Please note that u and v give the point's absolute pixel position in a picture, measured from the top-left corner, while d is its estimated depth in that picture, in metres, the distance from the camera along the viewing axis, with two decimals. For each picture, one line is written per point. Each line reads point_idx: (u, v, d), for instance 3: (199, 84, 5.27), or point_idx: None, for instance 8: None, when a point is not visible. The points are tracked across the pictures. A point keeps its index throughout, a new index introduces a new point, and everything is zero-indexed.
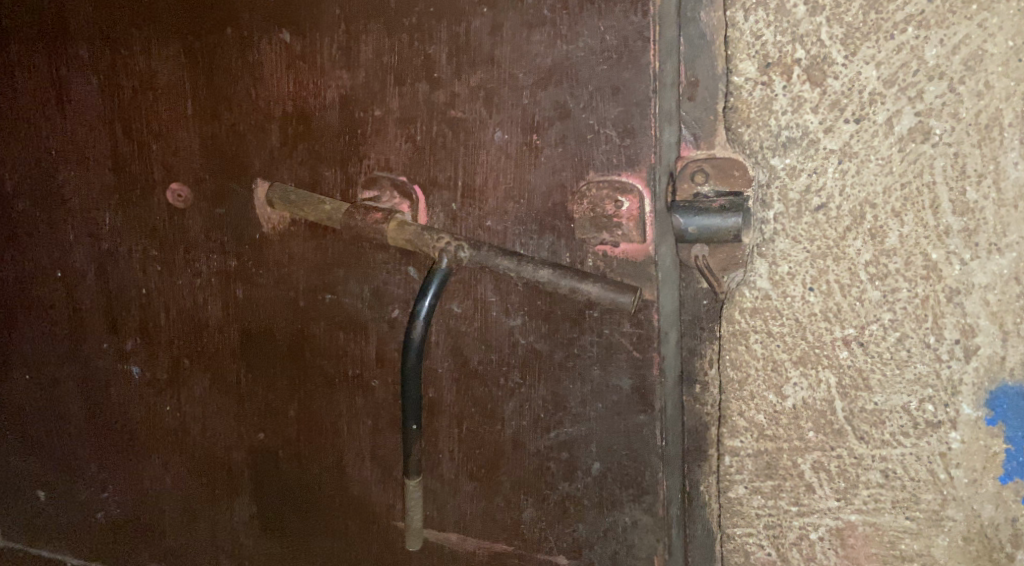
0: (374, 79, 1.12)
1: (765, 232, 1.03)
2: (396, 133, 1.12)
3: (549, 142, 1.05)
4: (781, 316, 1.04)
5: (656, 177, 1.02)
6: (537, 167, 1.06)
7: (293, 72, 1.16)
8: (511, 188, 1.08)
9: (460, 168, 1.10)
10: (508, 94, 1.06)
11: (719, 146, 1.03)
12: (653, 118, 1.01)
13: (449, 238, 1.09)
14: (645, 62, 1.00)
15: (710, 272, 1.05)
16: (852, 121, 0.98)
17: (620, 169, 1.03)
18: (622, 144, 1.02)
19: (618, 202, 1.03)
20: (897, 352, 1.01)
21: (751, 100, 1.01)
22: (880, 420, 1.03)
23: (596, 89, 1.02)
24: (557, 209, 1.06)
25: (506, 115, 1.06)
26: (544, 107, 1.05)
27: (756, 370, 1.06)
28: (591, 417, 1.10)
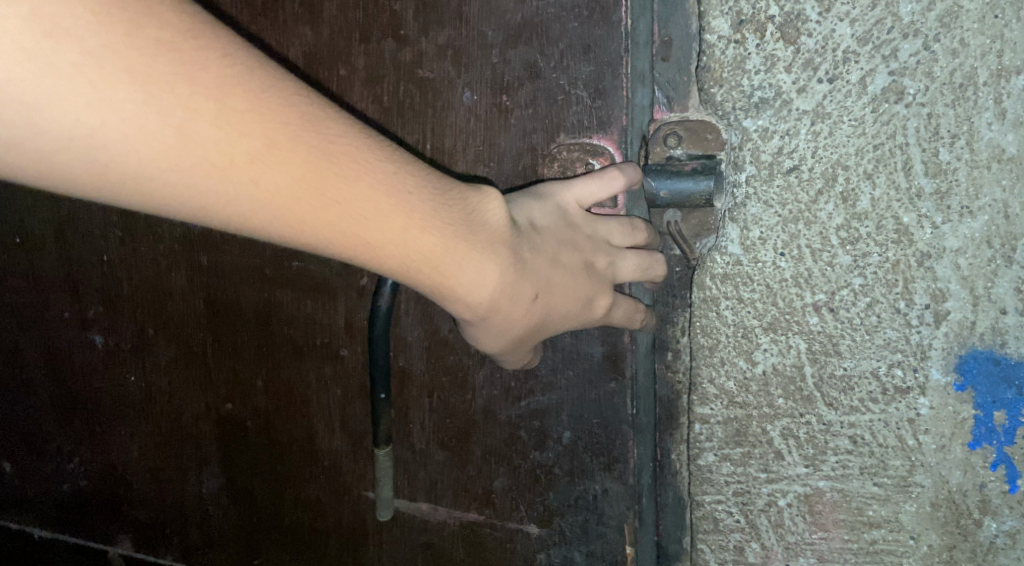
0: (339, 36, 1.08)
1: (736, 196, 1.00)
2: (361, 93, 1.08)
3: (519, 103, 1.02)
4: (751, 282, 1.02)
5: (629, 140, 1.00)
6: (507, 129, 1.04)
7: (253, 29, 1.11)
8: (480, 151, 1.05)
9: (428, 129, 1.06)
10: (477, 52, 1.03)
11: (693, 108, 1.01)
12: (627, 79, 0.98)
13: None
14: (617, 20, 0.97)
15: (682, 239, 1.03)
16: (826, 81, 0.95)
17: (593, 132, 1.00)
18: (593, 105, 1.00)
19: (590, 164, 1.01)
20: (866, 318, 0.99)
21: (723, 60, 0.98)
22: (849, 386, 1.01)
23: (566, 47, 0.99)
24: (528, 172, 1.04)
25: (474, 74, 1.03)
26: (514, 67, 1.02)
27: (727, 337, 1.04)
28: (561, 385, 1.09)
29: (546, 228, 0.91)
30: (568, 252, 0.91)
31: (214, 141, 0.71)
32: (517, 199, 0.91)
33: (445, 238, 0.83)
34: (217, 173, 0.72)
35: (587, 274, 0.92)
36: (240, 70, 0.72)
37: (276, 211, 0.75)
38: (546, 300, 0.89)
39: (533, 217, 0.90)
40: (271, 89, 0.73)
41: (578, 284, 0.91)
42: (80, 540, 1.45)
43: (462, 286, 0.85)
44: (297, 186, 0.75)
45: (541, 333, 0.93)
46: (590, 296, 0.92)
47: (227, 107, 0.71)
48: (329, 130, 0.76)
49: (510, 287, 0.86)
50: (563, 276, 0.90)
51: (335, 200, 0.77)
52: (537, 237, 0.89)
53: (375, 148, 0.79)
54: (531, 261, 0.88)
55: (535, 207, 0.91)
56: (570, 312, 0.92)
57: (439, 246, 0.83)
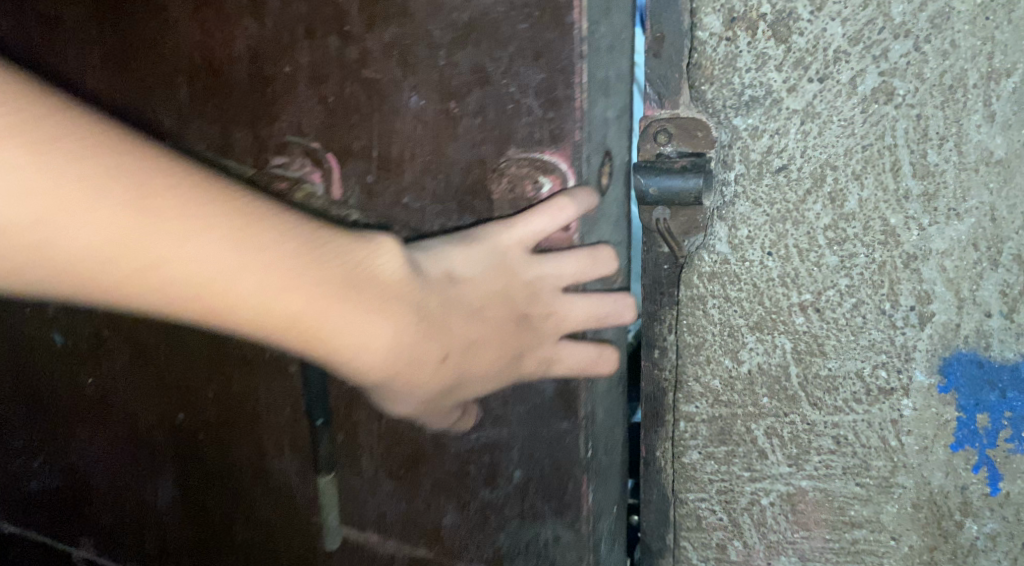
0: (282, 30, 1.00)
1: (726, 194, 1.00)
2: (306, 92, 1.01)
3: (467, 110, 0.95)
4: (738, 280, 1.02)
5: (583, 157, 0.94)
6: (456, 139, 0.97)
7: (199, 21, 1.03)
8: (428, 162, 0.98)
9: (377, 133, 0.99)
10: (423, 53, 0.95)
11: (684, 105, 0.99)
12: (581, 91, 0.91)
13: (357, 213, 1.03)
14: (570, 22, 0.89)
15: (671, 236, 1.02)
16: (816, 80, 0.94)
17: (545, 147, 0.94)
18: (546, 117, 0.93)
19: (539, 182, 0.95)
20: (851, 319, 0.99)
21: (714, 57, 0.96)
22: (833, 387, 1.02)
23: (517, 50, 0.91)
24: (476, 187, 0.97)
25: (422, 77, 0.96)
26: (462, 71, 0.94)
27: (713, 335, 1.05)
28: (512, 421, 1.04)
29: (466, 279, 0.91)
30: (493, 308, 0.93)
31: (13, 208, 0.74)
32: (448, 245, 0.92)
33: (313, 296, 0.84)
34: (26, 241, 0.75)
35: (514, 325, 0.94)
36: (29, 129, 0.75)
37: (124, 272, 0.78)
38: (454, 356, 0.92)
39: (454, 267, 0.91)
40: (67, 147, 0.76)
41: (501, 335, 0.94)
42: (49, 538, 1.46)
43: (336, 341, 0.86)
44: (112, 248, 0.77)
45: (463, 389, 0.96)
46: (513, 351, 0.95)
47: (19, 171, 0.74)
48: (142, 183, 0.78)
49: (396, 340, 0.88)
50: (483, 330, 0.93)
51: (160, 260, 0.79)
52: (450, 290, 0.91)
53: (232, 209, 0.81)
54: (428, 316, 0.89)
55: (462, 255, 0.91)
56: (488, 368, 0.95)
57: (295, 302, 0.83)
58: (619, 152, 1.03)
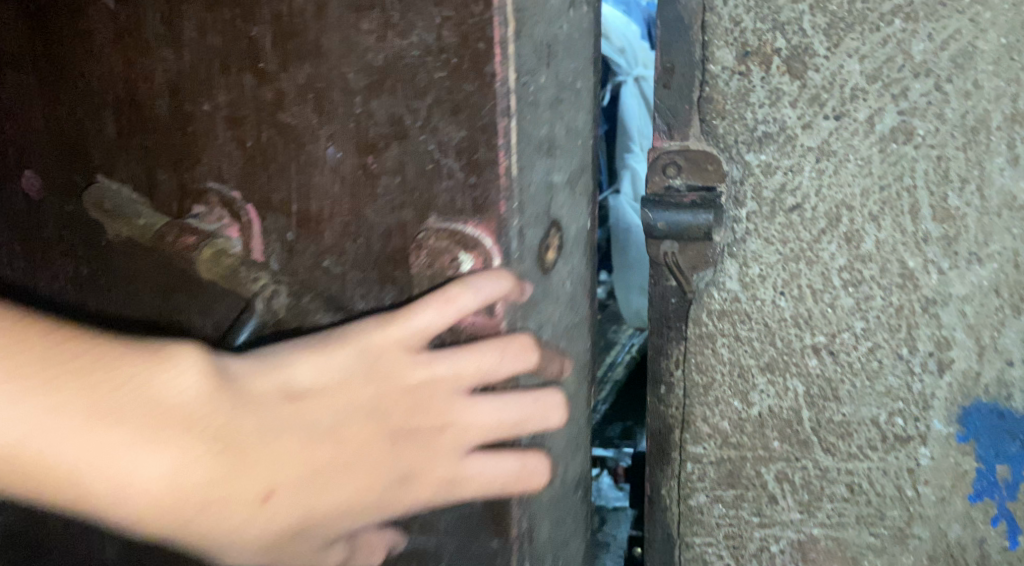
0: (201, 62, 0.80)
1: (736, 231, 0.96)
2: (226, 135, 0.81)
3: (386, 168, 0.75)
4: (749, 320, 0.98)
5: (511, 233, 0.74)
6: (375, 199, 0.76)
7: (121, 50, 0.83)
8: (347, 223, 0.78)
9: (295, 185, 0.79)
10: (338, 98, 0.75)
11: (694, 137, 0.95)
12: (511, 152, 0.72)
13: (267, 278, 0.82)
14: (491, 72, 0.71)
15: (679, 270, 0.97)
16: (832, 118, 0.90)
17: (466, 220, 0.74)
18: (469, 183, 0.73)
19: (459, 259, 0.75)
20: (867, 363, 0.95)
21: (727, 91, 0.93)
22: (848, 433, 0.98)
23: (435, 103, 0.73)
24: (397, 257, 0.77)
25: (337, 124, 0.76)
26: (378, 121, 0.74)
27: (723, 376, 1.01)
28: (438, 528, 0.82)
29: (316, 390, 0.72)
30: (348, 424, 0.72)
31: None
32: (298, 349, 0.73)
33: (81, 410, 0.66)
34: None
35: (390, 442, 0.73)
36: None
37: None
38: (284, 495, 0.70)
39: (296, 373, 0.72)
40: None
41: (363, 460, 0.72)
42: None
43: (111, 492, 0.66)
44: None
45: (316, 539, 0.72)
46: (386, 477, 0.73)
47: None
48: None
49: (193, 484, 0.67)
50: (331, 453, 0.71)
51: None
52: (284, 407, 0.71)
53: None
54: (252, 448, 0.69)
55: (311, 359, 0.72)
56: (343, 505, 0.72)
57: (46, 442, 0.65)
58: (576, 216, 0.86)
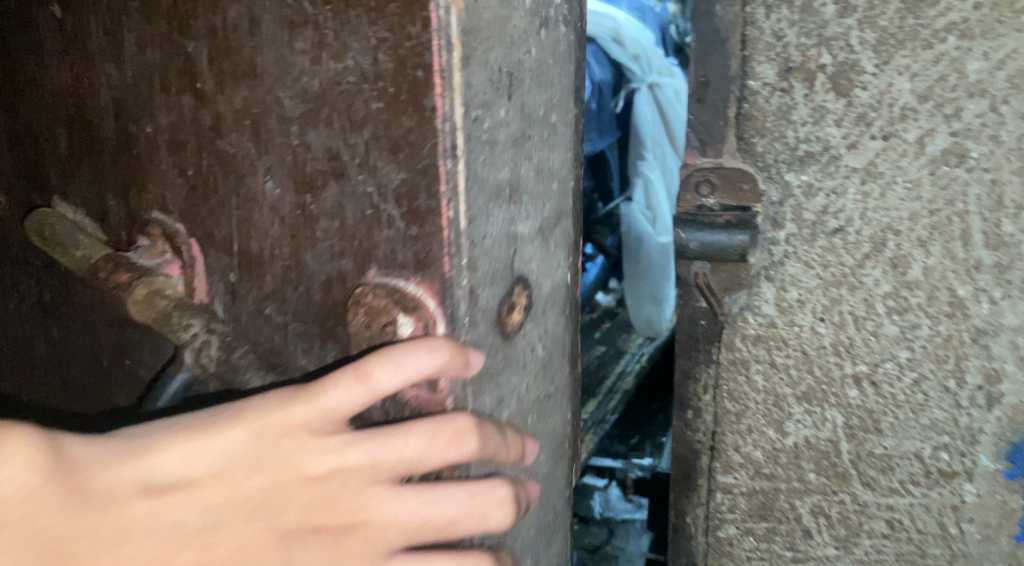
0: (142, 81, 0.70)
1: (774, 254, 0.92)
2: (168, 162, 0.71)
3: (325, 209, 0.65)
4: (786, 346, 0.94)
5: (458, 295, 0.63)
6: (314, 245, 0.66)
7: (69, 63, 0.74)
8: (287, 268, 0.67)
9: (234, 222, 0.69)
10: (275, 127, 0.65)
11: (728, 154, 0.91)
12: (460, 199, 0.62)
13: (198, 326, 0.69)
14: (430, 106, 0.60)
15: (711, 291, 0.94)
16: (880, 138, 0.86)
17: (406, 278, 0.63)
18: (410, 235, 0.62)
19: (400, 323, 0.64)
20: (912, 395, 0.91)
21: (767, 108, 0.89)
22: (889, 467, 0.94)
23: (372, 139, 0.62)
24: (337, 312, 0.66)
25: (274, 156, 0.66)
26: (316, 155, 0.64)
27: (756, 404, 0.97)
28: None
29: (186, 479, 0.61)
30: (221, 518, 0.62)
31: None
32: (179, 426, 0.62)
33: None
34: None
35: (275, 541, 0.62)
36: None
37: None
38: None
39: (163, 458, 0.61)
40: None
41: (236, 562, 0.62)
42: None
43: None
44: None
45: None
46: None
47: None
48: None
49: None
50: (189, 552, 0.61)
51: None
52: (138, 499, 0.61)
53: None
54: (88, 545, 0.59)
55: (183, 444, 0.61)
56: None
57: None
58: (553, 274, 0.74)
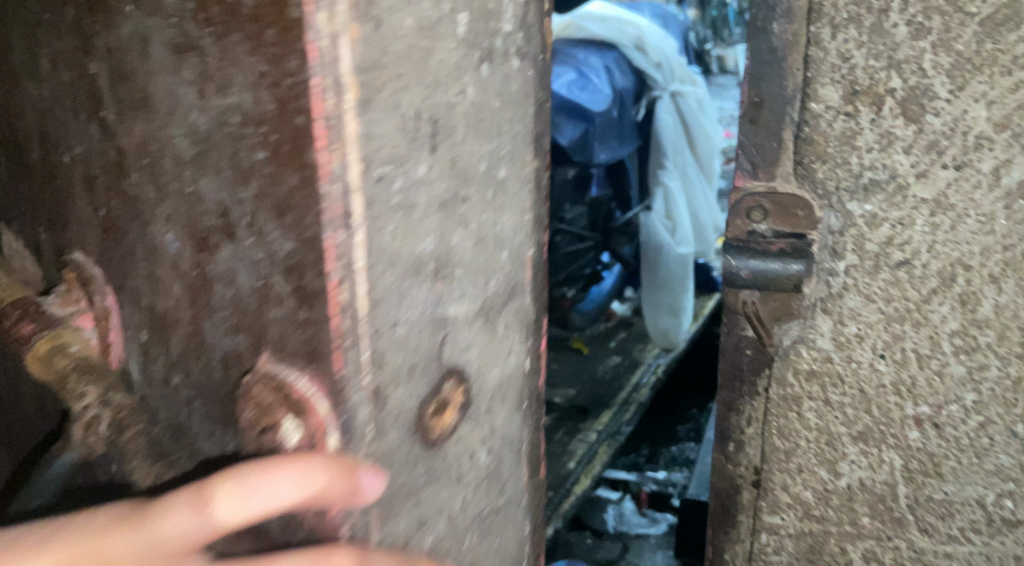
0: (48, 100, 0.56)
1: (832, 285, 0.87)
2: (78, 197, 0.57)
3: (217, 275, 0.50)
4: (842, 384, 0.89)
5: (357, 399, 0.49)
6: (210, 315, 0.51)
7: None
8: (187, 340, 0.53)
9: (137, 276, 0.54)
10: (168, 168, 0.50)
11: (782, 178, 0.87)
12: (358, 277, 0.48)
13: (93, 397, 0.56)
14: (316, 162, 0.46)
15: (760, 321, 0.90)
16: (952, 167, 0.81)
17: (295, 372, 0.49)
18: (302, 318, 0.48)
19: (287, 428, 0.50)
20: (976, 439, 0.87)
21: (830, 133, 0.84)
22: (949, 513, 0.90)
23: (256, 198, 0.48)
24: (230, 402, 0.52)
25: (169, 203, 0.51)
26: (207, 207, 0.49)
27: (808, 442, 0.92)
28: None
29: None
30: None
31: None
32: None
33: None
34: None
35: None
36: None
37: None
38: None
39: None
40: None
41: None
42: None
43: None
44: None
45: None
46: None
47: None
48: None
49: None
50: None
51: None
52: None
53: None
54: None
55: None
56: None
57: None
58: (498, 365, 0.62)
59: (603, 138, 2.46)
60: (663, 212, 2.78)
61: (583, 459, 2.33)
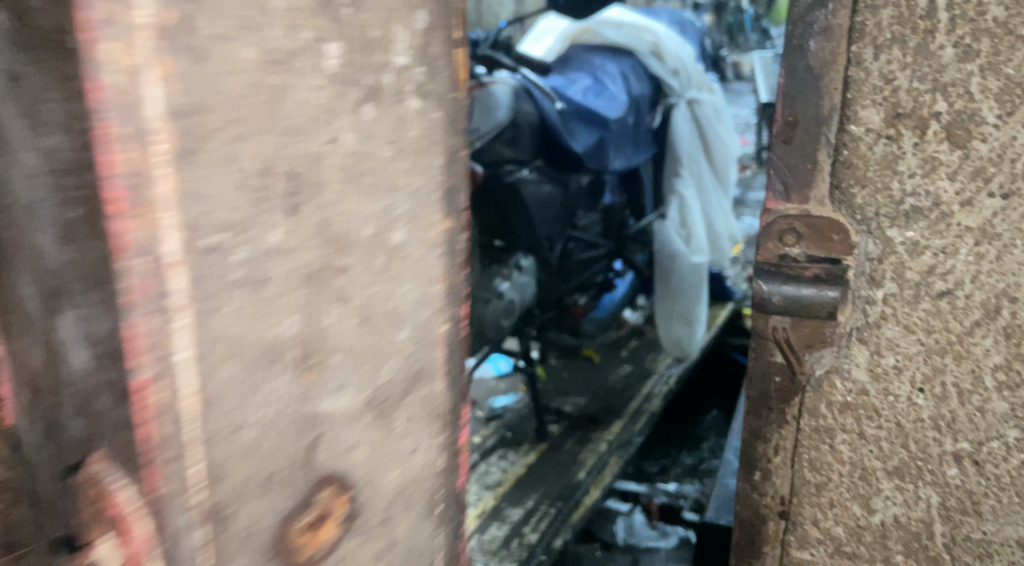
0: None
1: (869, 314, 0.84)
2: None
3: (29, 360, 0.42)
4: (878, 417, 0.86)
5: (180, 523, 0.42)
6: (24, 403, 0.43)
7: None
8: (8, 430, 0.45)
9: None
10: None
11: (816, 201, 0.84)
12: (177, 370, 0.41)
13: None
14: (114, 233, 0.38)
15: (790, 347, 0.87)
16: (999, 196, 0.78)
17: (115, 482, 0.41)
18: (117, 420, 0.41)
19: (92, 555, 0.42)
20: (1018, 478, 0.83)
21: (870, 156, 0.81)
22: (987, 554, 0.87)
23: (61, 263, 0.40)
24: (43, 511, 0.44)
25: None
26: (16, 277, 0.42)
27: (841, 476, 0.89)
28: None
29: None
30: None
31: None
32: None
33: None
34: None
35: None
36: None
37: None
38: None
39: None
40: None
41: None
42: None
43: None
44: None
45: None
46: None
47: None
48: None
49: None
50: None
51: None
52: None
53: None
54: None
55: None
56: None
57: None
58: (396, 466, 0.55)
59: (619, 145, 2.41)
60: (678, 221, 2.75)
61: (592, 469, 2.33)
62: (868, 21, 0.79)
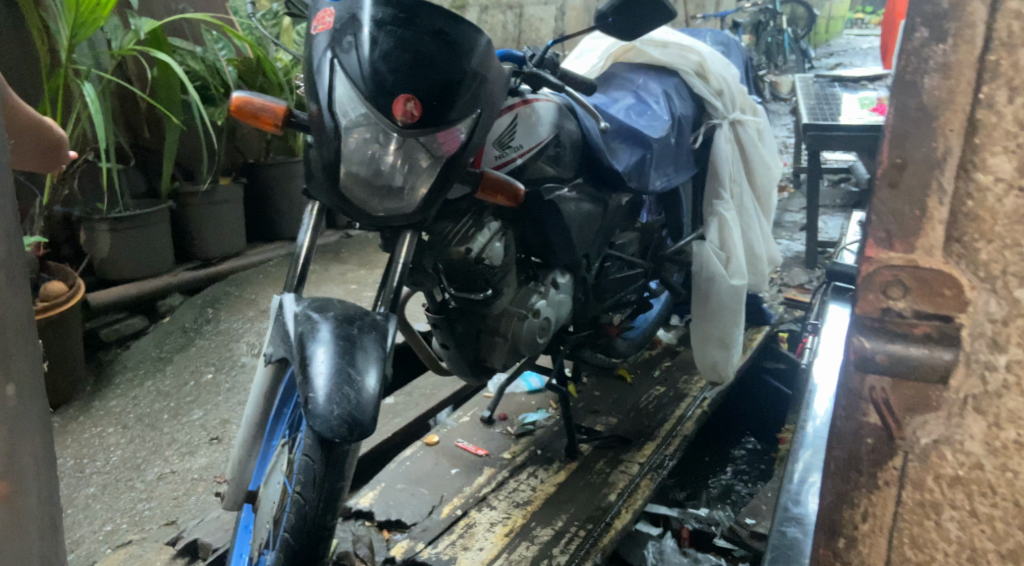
0: None
1: (989, 382, 0.76)
2: None
3: None
4: (994, 494, 0.78)
5: None
6: None
7: None
8: None
9: None
10: None
11: (922, 249, 0.76)
12: None
13: None
14: None
15: (890, 410, 0.79)
16: None
17: None
18: None
19: None
20: None
21: (998, 209, 0.74)
22: None
23: None
24: None
25: None
26: None
27: (946, 556, 0.80)
28: None
29: None
30: None
31: None
32: None
33: None
34: None
35: None
36: None
37: None
38: None
39: None
40: None
41: None
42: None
43: None
44: None
45: None
46: None
47: None
48: None
49: None
50: None
51: None
52: None
53: None
54: None
55: None
56: None
57: None
58: None
59: (660, 163, 2.34)
60: (717, 243, 2.58)
61: (623, 491, 2.25)
62: (1001, 61, 0.72)
